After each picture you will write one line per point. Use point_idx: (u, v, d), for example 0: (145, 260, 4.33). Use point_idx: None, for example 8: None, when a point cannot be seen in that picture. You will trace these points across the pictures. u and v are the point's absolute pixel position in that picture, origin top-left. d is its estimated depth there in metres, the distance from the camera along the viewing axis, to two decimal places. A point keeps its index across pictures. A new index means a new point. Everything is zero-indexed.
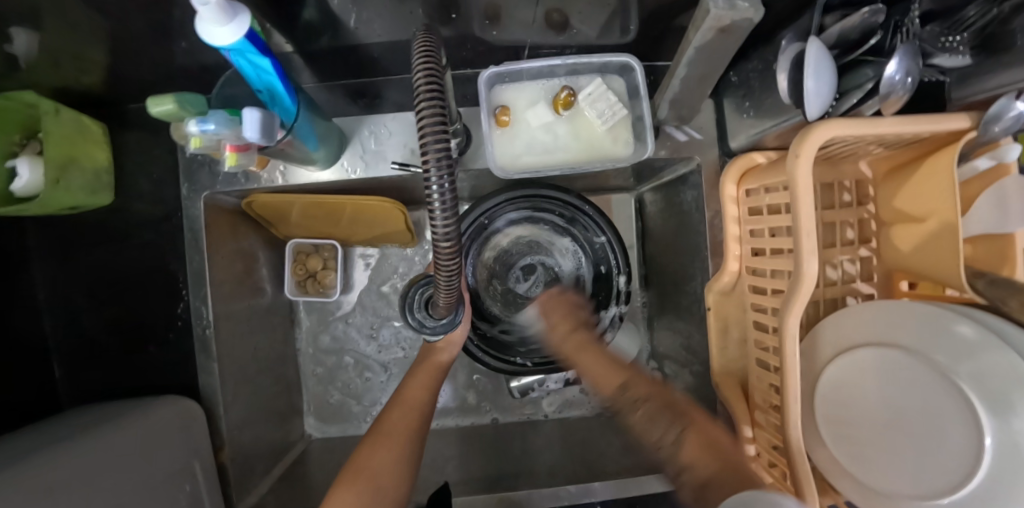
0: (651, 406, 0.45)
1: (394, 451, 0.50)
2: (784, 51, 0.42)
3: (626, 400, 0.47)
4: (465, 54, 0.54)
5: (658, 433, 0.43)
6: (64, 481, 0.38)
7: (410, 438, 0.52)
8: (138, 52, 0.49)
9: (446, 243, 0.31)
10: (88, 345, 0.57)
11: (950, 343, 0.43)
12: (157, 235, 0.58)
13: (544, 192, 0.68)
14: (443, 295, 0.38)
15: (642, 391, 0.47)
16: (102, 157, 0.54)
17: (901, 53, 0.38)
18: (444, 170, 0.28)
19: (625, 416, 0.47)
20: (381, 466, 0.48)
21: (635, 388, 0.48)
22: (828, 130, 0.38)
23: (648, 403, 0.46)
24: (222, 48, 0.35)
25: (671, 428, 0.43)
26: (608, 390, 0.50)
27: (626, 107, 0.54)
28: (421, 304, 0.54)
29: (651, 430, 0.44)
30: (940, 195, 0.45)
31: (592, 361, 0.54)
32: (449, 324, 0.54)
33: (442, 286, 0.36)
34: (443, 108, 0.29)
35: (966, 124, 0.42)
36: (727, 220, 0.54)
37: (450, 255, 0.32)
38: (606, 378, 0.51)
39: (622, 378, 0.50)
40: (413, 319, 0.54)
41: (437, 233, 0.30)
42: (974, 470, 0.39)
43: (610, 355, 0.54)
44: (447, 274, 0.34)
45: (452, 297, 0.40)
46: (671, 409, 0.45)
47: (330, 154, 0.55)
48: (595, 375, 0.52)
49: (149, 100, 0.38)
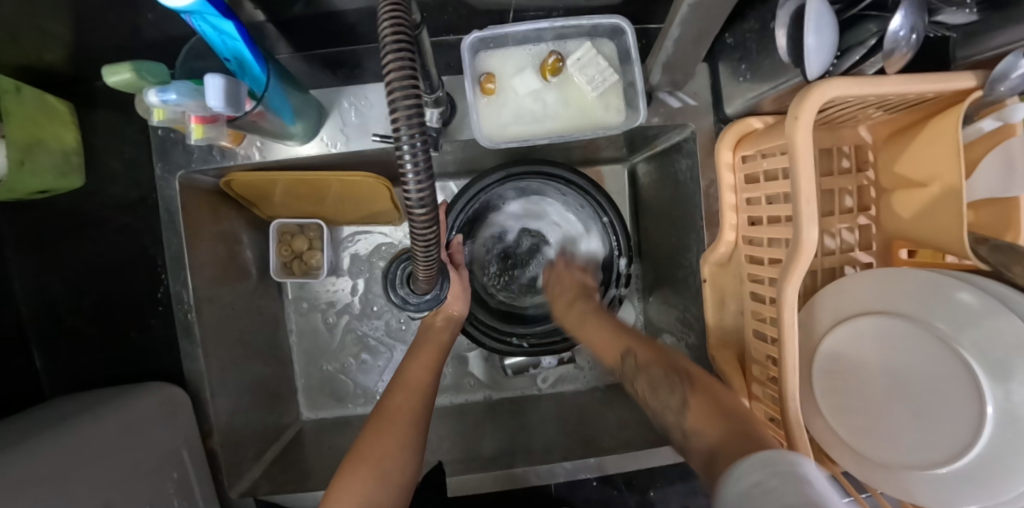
0: (702, 414, 0.41)
1: (395, 434, 0.49)
2: (783, 4, 0.39)
3: (685, 419, 0.42)
4: (447, 18, 0.51)
5: (711, 442, 0.37)
6: (45, 475, 0.37)
7: (411, 421, 0.51)
8: (98, 24, 0.45)
9: (421, 215, 0.29)
10: (68, 335, 0.56)
11: (949, 311, 0.42)
12: (132, 218, 0.56)
13: (542, 169, 0.66)
14: (424, 271, 0.37)
15: (696, 402, 0.42)
16: (70, 138, 0.51)
17: (907, 5, 0.36)
18: (415, 132, 0.26)
19: (683, 436, 0.42)
20: (377, 451, 0.47)
21: (694, 403, 0.43)
22: (828, 91, 0.37)
23: (704, 412, 0.41)
24: (179, 10, 0.32)
25: (711, 432, 0.38)
26: (663, 407, 0.45)
27: (617, 72, 0.51)
28: (403, 280, 0.56)
29: (698, 439, 0.39)
30: (942, 159, 0.43)
31: (654, 377, 0.49)
32: (434, 299, 0.54)
33: (421, 260, 0.34)
34: (413, 60, 0.26)
35: (971, 83, 0.40)
36: (723, 189, 0.52)
37: (428, 227, 0.31)
38: (670, 394, 0.45)
39: (676, 389, 0.45)
40: (398, 295, 0.57)
41: (411, 201, 0.28)
42: (973, 437, 0.39)
43: (662, 370, 0.49)
44: (425, 247, 0.32)
45: (433, 274, 0.38)
46: (727, 416, 0.39)
47: (308, 128, 0.52)
48: (653, 394, 0.48)
49: (104, 69, 0.36)
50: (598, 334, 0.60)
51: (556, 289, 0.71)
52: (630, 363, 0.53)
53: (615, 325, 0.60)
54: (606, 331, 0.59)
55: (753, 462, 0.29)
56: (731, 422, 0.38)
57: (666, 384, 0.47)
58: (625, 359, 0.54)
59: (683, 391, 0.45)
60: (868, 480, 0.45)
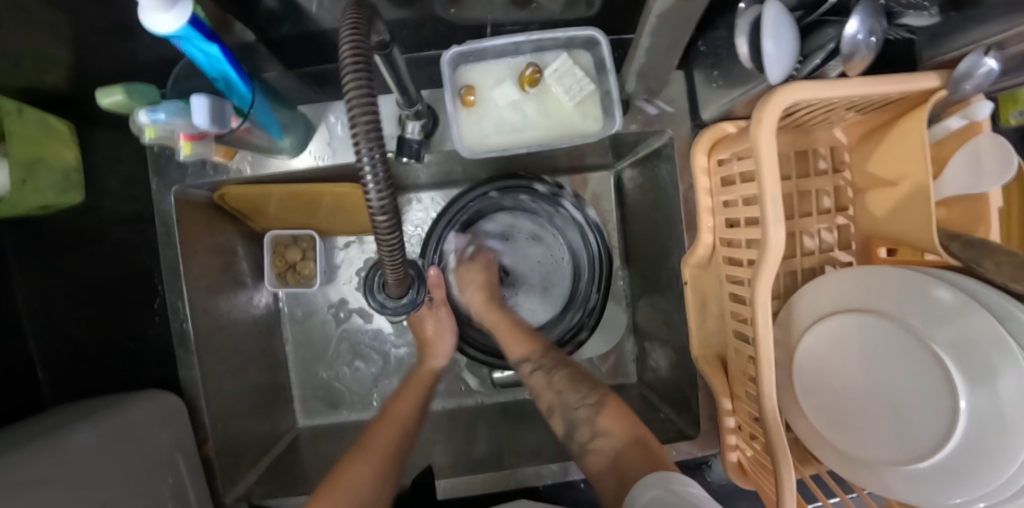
0: (611, 420, 0.57)
1: (368, 464, 0.53)
2: (743, 14, 0.41)
3: (598, 422, 0.57)
4: (427, 34, 0.54)
5: (615, 448, 0.53)
6: (45, 476, 0.38)
7: (389, 458, 0.55)
8: (98, 49, 0.48)
9: (384, 219, 0.31)
10: (70, 347, 0.58)
11: (927, 309, 0.42)
12: (131, 232, 0.58)
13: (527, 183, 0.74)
14: (393, 276, 0.39)
15: (608, 408, 0.59)
16: (71, 156, 0.53)
17: (861, 11, 0.37)
18: (375, 144, 0.28)
19: (588, 438, 0.57)
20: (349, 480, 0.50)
21: (605, 409, 0.59)
22: (790, 94, 0.38)
23: (614, 416, 0.57)
24: (167, 36, 0.35)
25: (618, 438, 0.54)
26: (574, 403, 0.61)
27: (593, 82, 0.53)
28: (379, 286, 0.54)
29: (603, 441, 0.55)
30: (912, 158, 0.44)
31: (570, 377, 0.64)
32: (411, 302, 0.53)
33: (388, 265, 0.36)
34: (371, 82, 0.28)
35: (937, 82, 0.41)
36: (699, 192, 0.53)
37: (391, 234, 0.33)
38: (585, 397, 0.61)
39: (592, 393, 0.61)
40: (373, 300, 0.55)
41: (374, 208, 0.30)
42: (949, 434, 0.39)
43: (578, 373, 0.65)
44: (390, 252, 0.34)
45: (402, 277, 0.41)
46: (632, 428, 0.55)
47: (297, 142, 0.55)
48: (569, 389, 0.63)
49: (98, 92, 0.38)
50: (512, 334, 0.70)
51: (468, 288, 0.75)
52: (541, 361, 0.66)
53: (528, 330, 0.71)
54: (517, 335, 0.70)
55: (655, 480, 0.45)
56: (634, 435, 0.54)
57: (581, 387, 0.63)
58: (538, 355, 0.67)
59: (599, 395, 0.61)
60: (852, 478, 0.46)
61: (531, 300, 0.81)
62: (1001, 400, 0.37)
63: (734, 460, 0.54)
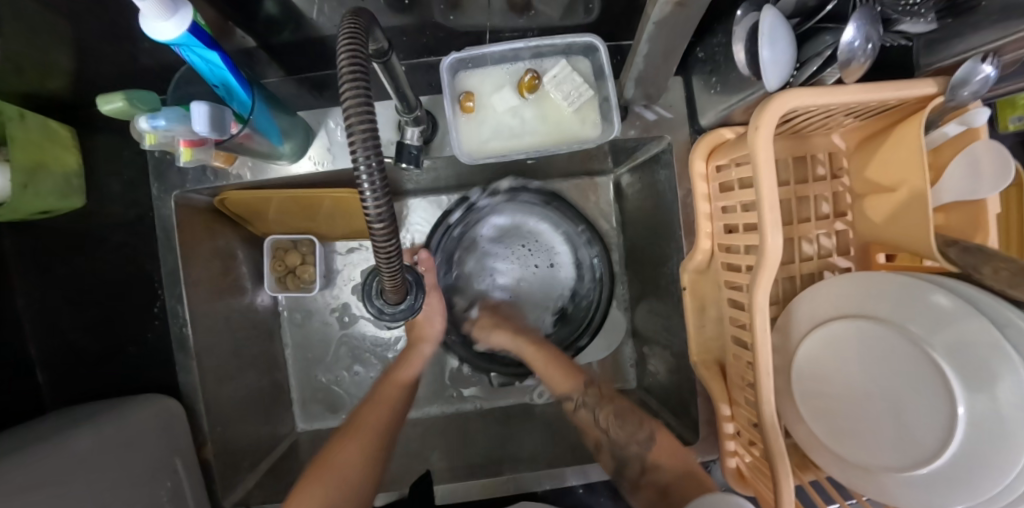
0: (665, 453, 0.56)
1: (360, 446, 0.56)
2: (739, 21, 0.41)
3: (648, 453, 0.57)
4: (426, 40, 0.54)
5: (666, 480, 0.54)
6: (44, 480, 0.39)
7: (378, 437, 0.58)
8: (100, 55, 0.48)
9: (381, 225, 0.30)
10: (70, 350, 0.58)
11: (924, 314, 0.42)
12: (131, 236, 0.59)
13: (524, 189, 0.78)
14: (389, 284, 0.39)
15: (662, 442, 0.57)
16: (72, 161, 0.54)
17: (858, 18, 0.37)
18: (371, 151, 0.28)
19: (638, 471, 0.56)
20: (337, 464, 0.53)
21: (659, 439, 0.58)
22: (787, 101, 0.38)
23: (669, 451, 0.56)
24: (168, 44, 0.35)
25: (669, 471, 0.54)
26: (625, 440, 0.59)
27: (592, 88, 0.53)
28: (378, 292, 0.55)
29: (654, 475, 0.55)
30: (909, 165, 0.44)
31: (620, 411, 0.63)
32: (410, 309, 0.53)
33: (385, 272, 0.36)
34: (369, 88, 0.28)
35: (933, 89, 0.41)
36: (697, 198, 0.53)
37: (388, 242, 0.33)
38: (636, 429, 0.60)
39: (642, 428, 0.59)
40: (372, 306, 0.56)
41: (371, 214, 0.30)
42: (948, 439, 0.39)
43: (627, 409, 0.63)
44: (387, 258, 0.34)
45: (399, 285, 0.40)
46: (684, 460, 0.54)
47: (296, 148, 0.55)
48: (618, 428, 0.61)
49: (99, 98, 0.38)
50: (556, 371, 0.68)
51: (492, 334, 0.76)
52: (585, 399, 0.66)
53: (565, 360, 0.70)
54: (559, 370, 0.68)
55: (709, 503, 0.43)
56: (693, 469, 0.53)
57: (629, 423, 0.61)
58: (582, 389, 0.66)
59: (648, 429, 0.59)
60: (852, 483, 0.46)
61: (538, 309, 0.81)
62: (999, 406, 0.37)
63: (733, 466, 0.53)
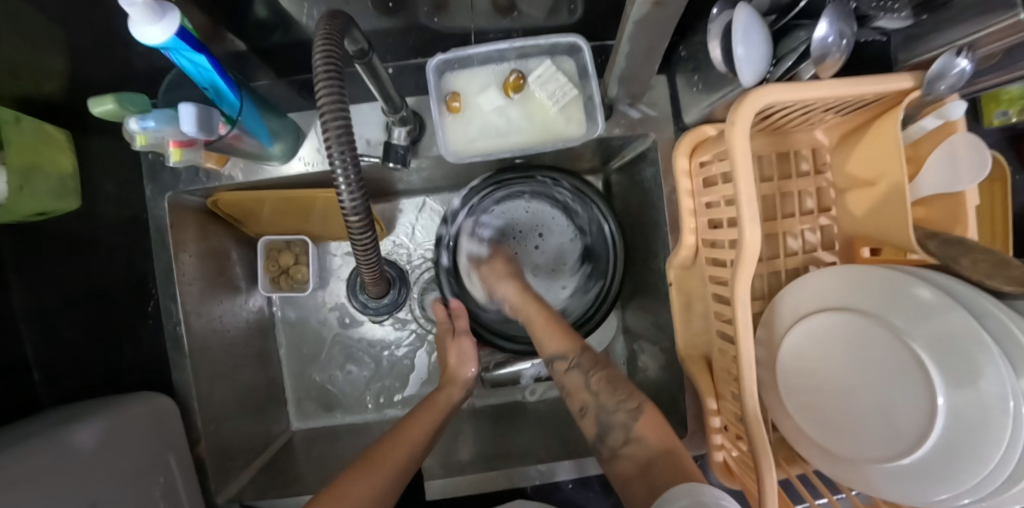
0: (649, 425, 0.51)
1: (381, 476, 0.49)
2: (715, 19, 0.42)
3: (632, 423, 0.51)
4: (413, 43, 0.55)
5: (650, 455, 0.48)
6: (36, 475, 0.40)
7: (401, 473, 0.51)
8: (95, 59, 0.50)
9: (356, 218, 0.34)
10: (65, 350, 0.59)
11: (907, 306, 0.42)
12: (125, 237, 0.60)
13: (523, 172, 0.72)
14: (369, 273, 0.43)
15: (646, 413, 0.52)
16: (68, 163, 0.55)
17: (830, 14, 0.38)
18: (344, 148, 0.31)
19: (620, 442, 0.51)
20: (357, 498, 0.46)
21: (646, 412, 0.52)
22: (762, 97, 0.39)
23: (652, 425, 0.50)
24: (157, 47, 0.36)
25: (651, 445, 0.49)
26: (612, 406, 0.53)
27: (576, 86, 0.54)
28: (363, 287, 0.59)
29: (636, 447, 0.49)
30: (887, 159, 0.45)
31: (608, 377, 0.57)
32: (392, 302, 0.57)
33: (363, 262, 0.40)
34: (343, 92, 0.31)
35: (909, 83, 0.41)
36: (681, 194, 0.54)
37: (365, 233, 0.36)
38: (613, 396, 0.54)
39: (627, 395, 0.54)
40: (358, 300, 0.60)
41: (346, 208, 0.34)
42: (928, 429, 0.39)
43: (617, 375, 0.57)
44: (364, 248, 0.38)
45: (378, 275, 0.45)
46: (669, 440, 0.49)
47: (286, 149, 0.56)
48: (607, 393, 0.55)
49: (90, 101, 0.40)
50: (551, 330, 0.63)
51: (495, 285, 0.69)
52: (579, 360, 0.59)
53: (565, 323, 0.64)
54: (557, 332, 0.62)
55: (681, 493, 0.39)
56: (675, 447, 0.48)
57: (619, 389, 0.55)
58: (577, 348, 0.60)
59: (638, 399, 0.53)
60: (837, 476, 0.46)
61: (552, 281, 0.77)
62: (981, 397, 0.37)
63: (720, 460, 0.54)
